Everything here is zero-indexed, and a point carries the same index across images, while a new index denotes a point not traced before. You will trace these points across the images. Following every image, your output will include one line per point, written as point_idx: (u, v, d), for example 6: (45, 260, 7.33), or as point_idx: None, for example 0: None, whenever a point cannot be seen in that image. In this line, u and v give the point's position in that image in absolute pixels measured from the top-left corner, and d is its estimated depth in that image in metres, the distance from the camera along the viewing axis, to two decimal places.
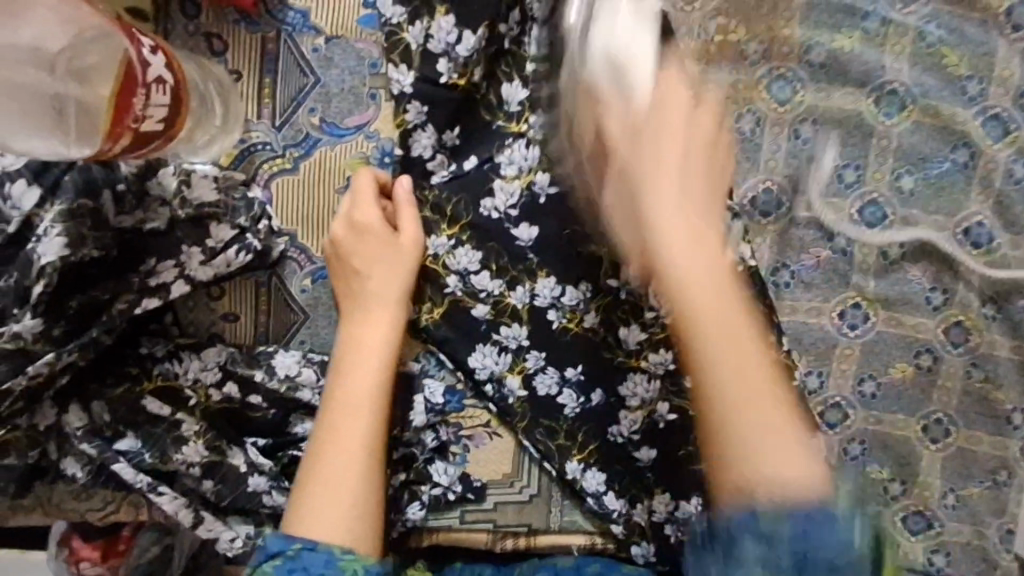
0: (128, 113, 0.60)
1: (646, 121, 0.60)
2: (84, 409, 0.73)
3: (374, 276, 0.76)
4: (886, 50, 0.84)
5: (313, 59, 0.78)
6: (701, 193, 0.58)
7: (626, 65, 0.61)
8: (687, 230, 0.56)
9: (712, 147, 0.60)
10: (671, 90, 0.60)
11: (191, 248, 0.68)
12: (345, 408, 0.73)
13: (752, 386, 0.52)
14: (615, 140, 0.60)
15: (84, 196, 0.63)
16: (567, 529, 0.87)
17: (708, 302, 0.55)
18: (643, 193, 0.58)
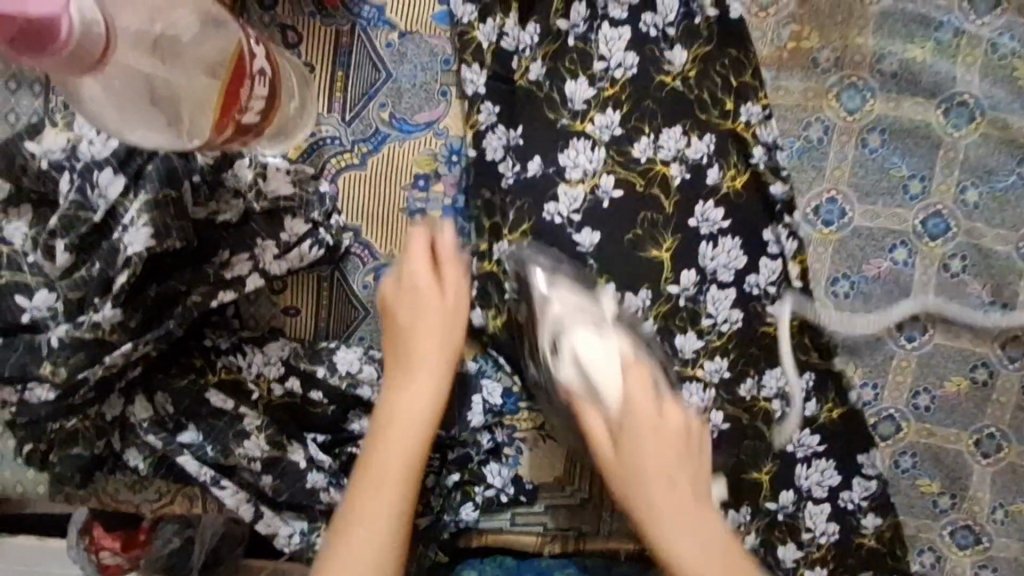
0: (235, 100, 0.62)
1: (631, 432, 0.65)
2: (149, 399, 0.72)
3: (418, 335, 0.70)
4: (958, 61, 0.83)
5: (386, 54, 0.78)
6: (666, 418, 0.65)
7: (598, 388, 0.66)
8: (677, 505, 0.63)
9: (681, 445, 0.65)
10: (639, 388, 0.66)
11: (265, 241, 0.68)
12: (376, 474, 0.66)
13: (721, 555, 0.62)
14: (605, 459, 0.66)
15: (167, 186, 0.62)
16: (616, 533, 0.87)
17: (694, 554, 0.62)
18: (605, 412, 0.67)
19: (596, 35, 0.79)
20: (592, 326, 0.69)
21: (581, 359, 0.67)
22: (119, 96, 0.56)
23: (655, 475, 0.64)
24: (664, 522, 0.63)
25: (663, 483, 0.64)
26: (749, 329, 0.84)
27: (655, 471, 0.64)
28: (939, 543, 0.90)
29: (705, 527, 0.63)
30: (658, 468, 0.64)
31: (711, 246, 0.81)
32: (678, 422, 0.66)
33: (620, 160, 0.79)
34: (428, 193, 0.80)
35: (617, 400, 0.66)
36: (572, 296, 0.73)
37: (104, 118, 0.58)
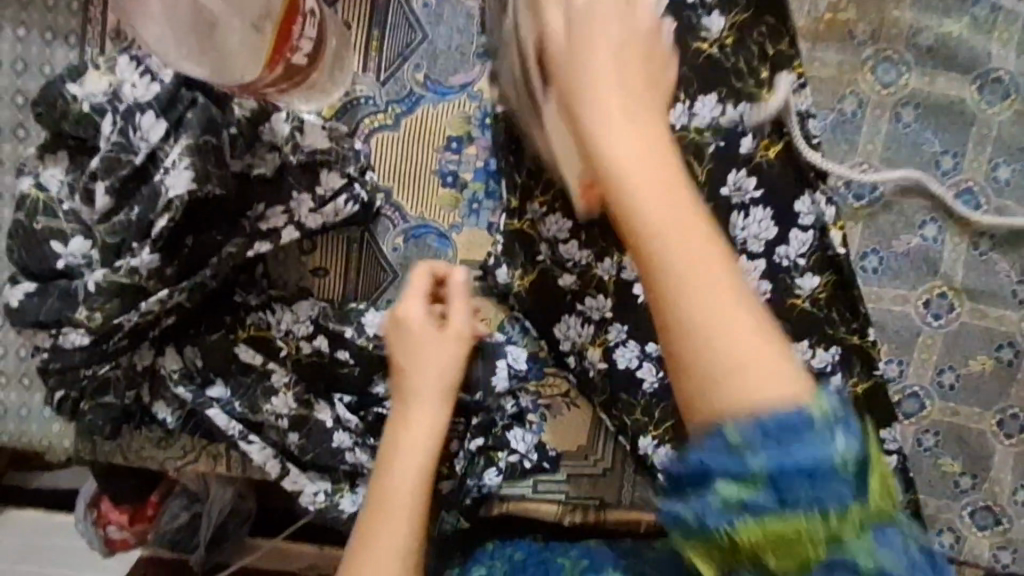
0: (288, 41, 0.64)
1: (580, 33, 0.45)
2: (179, 351, 0.73)
3: (420, 373, 0.69)
4: (994, 37, 0.83)
5: (423, 15, 0.78)
6: (635, 75, 0.45)
7: (565, 42, 0.52)
8: (635, 80, 0.45)
9: (637, 48, 0.45)
10: (609, 9, 0.45)
11: (301, 195, 0.68)
12: (380, 506, 0.64)
13: (702, 250, 0.41)
14: (556, 59, 0.47)
15: (207, 133, 0.61)
16: (637, 504, 0.87)
17: (663, 213, 0.42)
18: (551, 40, 0.47)
19: None
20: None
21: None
22: (177, 23, 0.61)
23: (618, 99, 0.44)
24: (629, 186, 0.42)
25: (634, 137, 0.43)
26: (779, 301, 0.83)
27: (605, 52, 0.44)
28: (959, 524, 0.90)
29: (681, 200, 0.42)
30: (625, 95, 0.44)
31: (743, 216, 0.81)
32: (645, 4, 0.46)
33: None
34: (461, 155, 0.80)
35: (574, 16, 0.46)
36: None
37: (162, 47, 0.61)
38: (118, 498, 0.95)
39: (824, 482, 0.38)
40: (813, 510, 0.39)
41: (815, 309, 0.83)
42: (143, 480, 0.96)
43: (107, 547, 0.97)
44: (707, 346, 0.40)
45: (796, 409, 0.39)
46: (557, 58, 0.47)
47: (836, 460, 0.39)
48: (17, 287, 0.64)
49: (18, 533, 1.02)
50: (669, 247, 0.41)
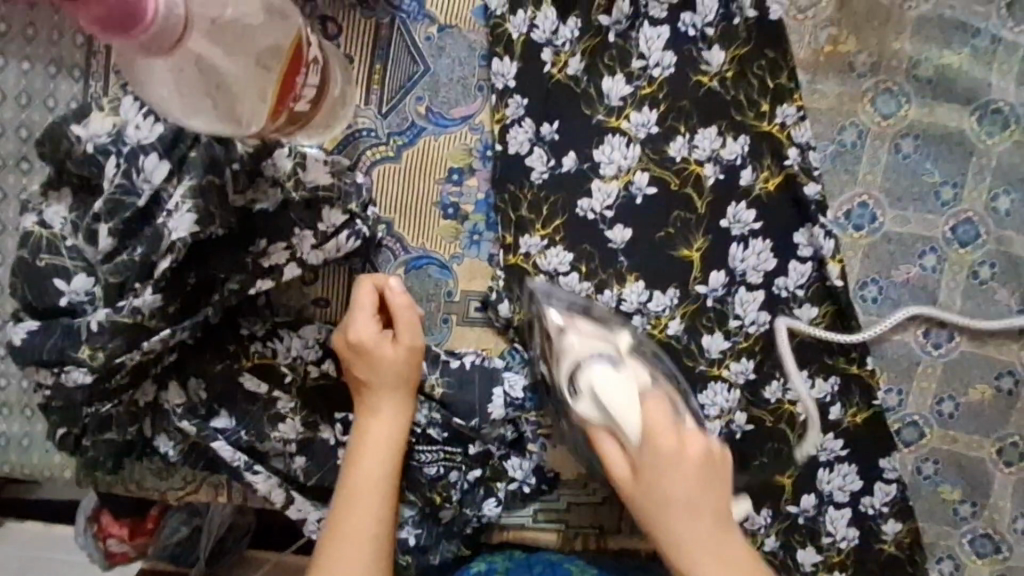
0: (290, 91, 0.61)
1: (650, 459, 0.64)
2: (182, 385, 0.72)
3: (378, 388, 0.74)
4: (994, 68, 0.83)
5: (425, 47, 0.78)
6: (698, 503, 0.63)
7: (614, 414, 0.65)
8: (690, 511, 0.63)
9: (701, 475, 0.64)
10: (660, 417, 0.65)
11: (303, 231, 0.68)
12: (350, 501, 0.72)
13: (731, 563, 0.63)
14: (633, 497, 0.66)
15: (211, 173, 0.62)
16: (636, 534, 0.88)
17: (700, 538, 0.63)
18: (619, 439, 0.67)
19: (636, 34, 0.79)
20: (628, 392, 0.66)
21: (599, 395, 0.66)
22: (183, 84, 0.56)
23: (683, 509, 0.63)
24: (658, 508, 0.64)
25: (689, 526, 0.63)
26: (779, 331, 0.84)
27: (680, 483, 0.63)
28: (959, 551, 0.90)
29: (704, 514, 0.64)
30: (672, 479, 0.63)
31: (742, 247, 0.82)
32: (700, 441, 0.65)
33: (656, 159, 0.81)
34: (462, 186, 0.80)
35: (640, 431, 0.64)
36: (588, 324, 0.75)
37: (167, 106, 0.58)
38: (118, 511, 0.93)
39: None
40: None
41: (814, 339, 0.85)
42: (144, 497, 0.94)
43: (107, 560, 0.96)
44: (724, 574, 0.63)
45: None
46: (642, 465, 0.64)
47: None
48: (20, 325, 0.64)
49: (17, 545, 1.03)
50: (710, 574, 0.63)
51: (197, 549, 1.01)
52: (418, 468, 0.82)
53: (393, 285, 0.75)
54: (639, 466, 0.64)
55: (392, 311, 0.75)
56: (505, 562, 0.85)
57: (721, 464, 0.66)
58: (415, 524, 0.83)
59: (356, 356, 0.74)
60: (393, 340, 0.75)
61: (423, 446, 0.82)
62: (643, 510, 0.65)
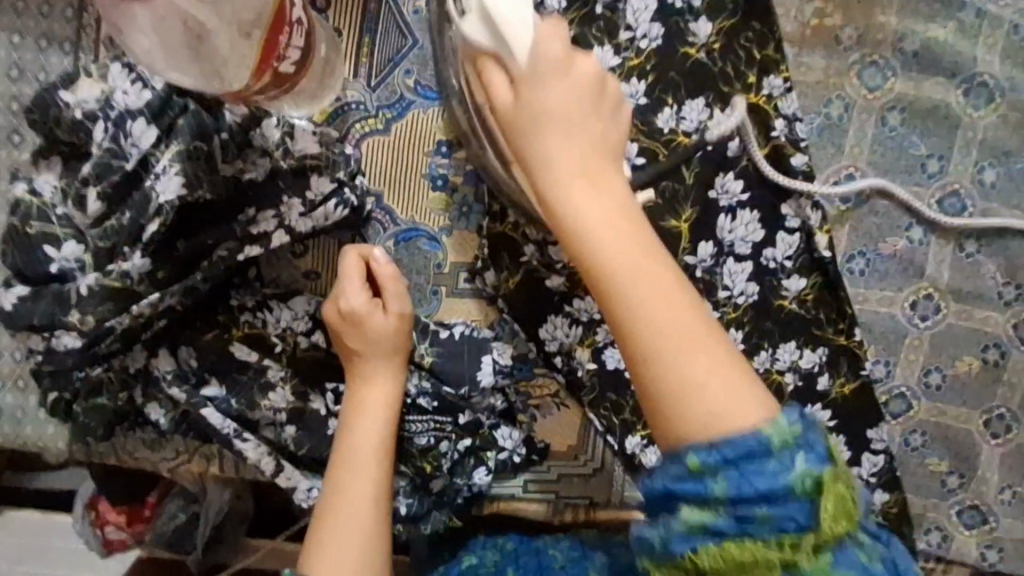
0: (275, 50, 0.63)
1: (533, 88, 0.57)
2: (173, 354, 0.73)
3: (368, 358, 0.75)
4: (979, 42, 0.84)
5: (413, 21, 0.79)
6: (603, 182, 0.56)
7: (506, 40, 0.57)
8: (615, 236, 0.54)
9: (595, 97, 0.57)
10: (561, 134, 0.56)
11: (290, 200, 0.68)
12: (346, 469, 0.73)
13: (648, 280, 0.53)
14: (517, 135, 0.57)
15: (198, 139, 0.63)
16: (626, 504, 0.89)
17: (619, 268, 0.53)
18: (509, 65, 0.57)
19: (624, 7, 0.80)
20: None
21: (488, 9, 0.57)
22: (164, 36, 0.55)
23: (577, 171, 0.55)
24: (591, 240, 0.54)
25: (596, 216, 0.54)
26: (766, 301, 0.85)
27: (560, 139, 0.56)
28: (947, 523, 0.91)
29: (617, 199, 0.56)
30: (571, 147, 0.56)
31: (730, 219, 0.83)
32: (588, 66, 0.57)
33: (644, 130, 0.81)
34: (451, 159, 0.80)
35: (534, 42, 0.57)
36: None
37: (150, 58, 0.57)
38: (114, 500, 0.98)
39: (781, 497, 0.50)
40: (771, 536, 0.50)
41: (803, 310, 0.86)
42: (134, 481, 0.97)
43: (105, 547, 1.00)
44: (660, 315, 0.52)
45: (750, 433, 0.50)
46: (536, 103, 0.56)
47: (793, 476, 0.49)
48: (10, 292, 0.64)
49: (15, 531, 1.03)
50: (642, 291, 0.53)
51: (195, 535, 1.00)
52: (410, 437, 0.84)
53: (380, 257, 0.77)
54: (513, 127, 0.57)
55: (380, 283, 0.77)
56: (494, 555, 0.84)
57: (617, 166, 0.57)
58: (407, 493, 0.85)
59: (347, 326, 0.75)
60: (383, 309, 0.76)
61: (415, 416, 0.85)
62: (528, 126, 0.56)
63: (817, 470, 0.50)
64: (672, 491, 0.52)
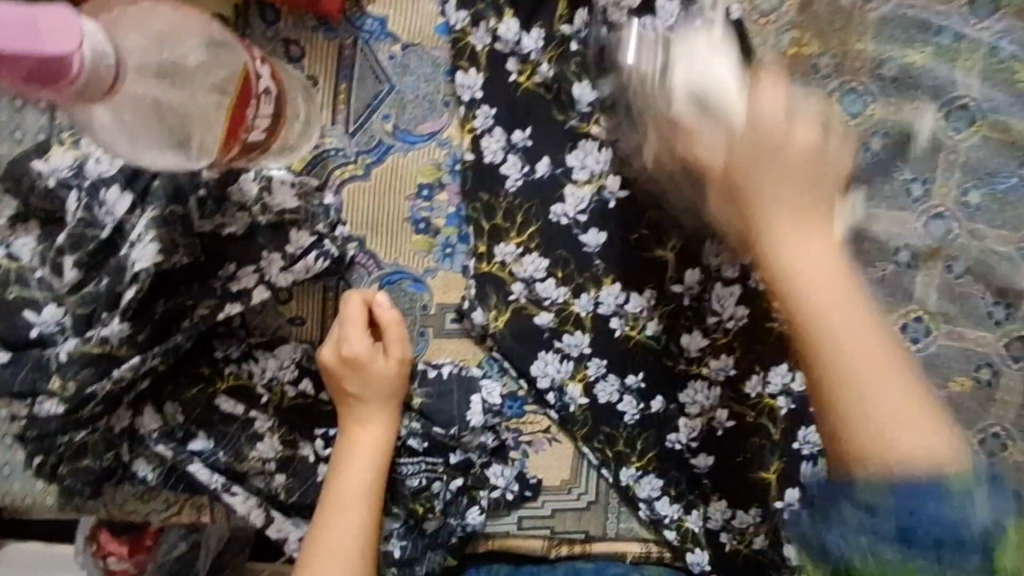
0: (241, 125, 0.62)
1: (756, 144, 0.66)
2: (158, 409, 0.73)
3: (368, 402, 0.75)
4: (958, 64, 0.83)
5: (389, 66, 0.78)
6: (818, 236, 0.65)
7: (712, 93, 0.68)
8: (800, 211, 0.65)
9: (807, 172, 0.66)
10: (779, 125, 0.66)
11: (270, 254, 0.68)
12: (334, 507, 0.73)
13: (836, 294, 0.62)
14: (723, 168, 0.68)
15: (173, 203, 0.64)
16: (623, 536, 0.89)
17: (850, 353, 0.61)
18: (723, 122, 0.68)
19: (599, 42, 0.79)
20: (724, 63, 0.70)
21: (699, 79, 0.69)
22: (129, 126, 0.59)
23: (787, 196, 0.65)
24: (746, 177, 0.67)
25: (825, 286, 0.63)
26: (754, 327, 0.84)
27: (780, 187, 0.65)
28: None
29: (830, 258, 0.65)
30: (788, 189, 0.65)
31: (716, 245, 0.83)
32: (808, 132, 0.67)
33: (627, 163, 0.81)
34: (433, 201, 0.80)
35: (747, 105, 0.67)
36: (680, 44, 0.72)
37: (116, 144, 0.60)
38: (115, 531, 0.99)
39: (963, 552, 0.56)
40: (931, 554, 0.56)
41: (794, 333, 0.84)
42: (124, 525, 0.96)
43: None
44: (876, 421, 0.60)
45: (932, 482, 0.58)
46: (764, 137, 0.66)
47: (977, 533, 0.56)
48: None
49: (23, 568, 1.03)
50: (851, 324, 0.61)
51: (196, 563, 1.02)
52: (402, 480, 0.83)
53: (383, 301, 0.77)
54: (730, 175, 0.67)
55: (383, 326, 0.77)
56: None
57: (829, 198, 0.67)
58: (400, 536, 0.83)
59: (348, 369, 0.75)
60: (385, 353, 0.77)
61: (405, 458, 0.83)
62: (745, 184, 0.66)
63: (1002, 510, 0.57)
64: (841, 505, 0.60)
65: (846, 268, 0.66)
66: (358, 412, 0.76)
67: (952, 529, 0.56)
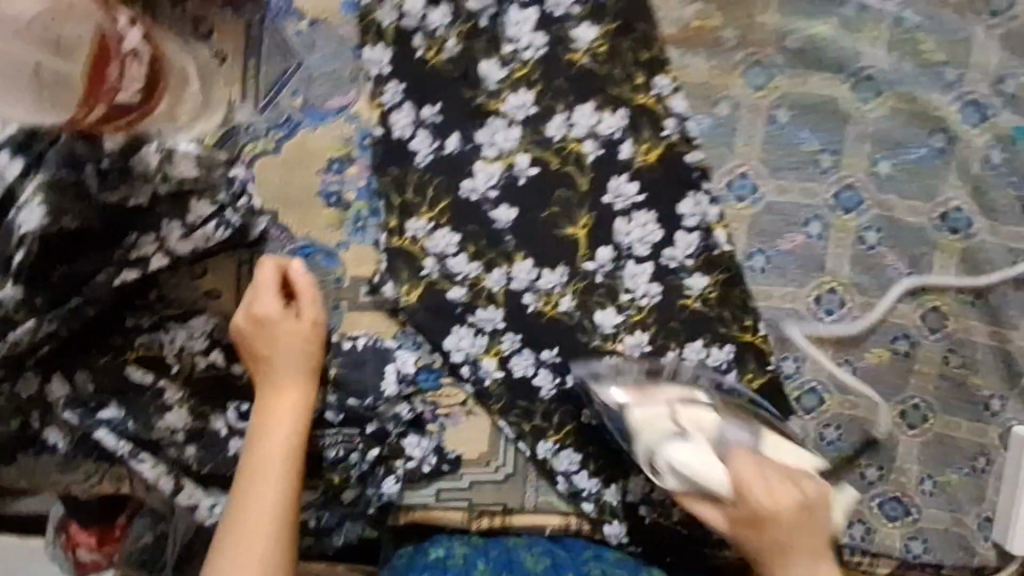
0: (104, 83, 0.69)
1: (751, 508, 0.72)
2: (68, 378, 0.75)
3: (281, 361, 0.76)
4: (862, 37, 0.85)
5: (297, 42, 0.80)
6: (815, 542, 0.72)
7: (699, 481, 0.74)
8: (801, 531, 0.71)
9: (802, 514, 0.72)
10: (749, 475, 0.73)
11: (171, 223, 0.70)
12: (254, 488, 0.73)
13: (820, 565, 0.71)
14: (749, 540, 0.73)
15: (66, 169, 0.67)
16: (542, 508, 0.90)
17: None
18: (717, 503, 0.75)
19: (505, 19, 0.81)
20: (680, 394, 0.80)
21: (675, 466, 0.75)
22: None
23: (796, 532, 0.71)
24: (749, 536, 0.73)
25: (809, 566, 0.71)
26: (669, 302, 0.86)
27: (804, 553, 0.71)
28: (868, 515, 0.92)
29: (822, 562, 0.72)
30: (781, 513, 0.71)
31: (626, 221, 0.84)
32: (808, 487, 0.73)
33: (536, 139, 0.82)
34: (343, 175, 0.81)
35: (728, 482, 0.74)
36: (651, 406, 0.79)
37: None
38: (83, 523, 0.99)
39: None
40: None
41: (706, 309, 0.86)
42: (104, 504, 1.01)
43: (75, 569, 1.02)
44: None
45: None
46: (748, 494, 0.72)
47: None
48: None
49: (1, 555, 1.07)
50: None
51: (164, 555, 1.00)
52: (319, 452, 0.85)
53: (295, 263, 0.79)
54: (758, 517, 0.72)
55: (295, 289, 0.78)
56: (462, 549, 0.85)
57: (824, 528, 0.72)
58: (319, 505, 0.87)
59: (258, 331, 0.76)
60: (297, 315, 0.78)
61: (323, 430, 0.85)
62: (757, 545, 0.73)
63: None
64: None
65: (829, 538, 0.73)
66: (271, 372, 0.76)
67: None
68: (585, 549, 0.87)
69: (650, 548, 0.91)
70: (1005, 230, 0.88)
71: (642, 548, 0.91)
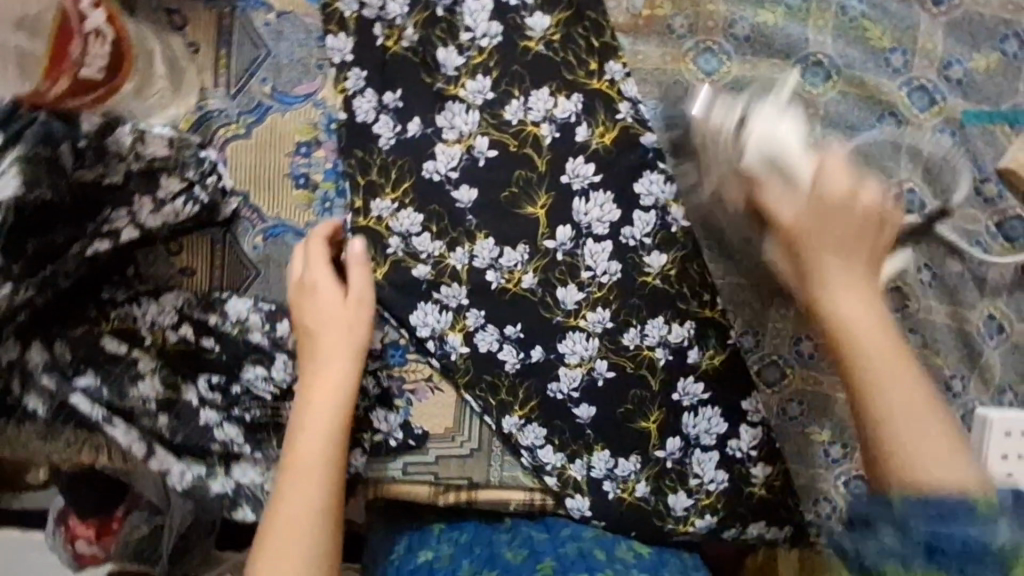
0: (66, 58, 0.73)
1: (827, 213, 0.74)
2: (47, 346, 0.79)
3: (324, 335, 0.79)
4: (809, 24, 0.88)
5: (265, 33, 0.85)
6: (859, 273, 0.73)
7: (783, 158, 0.78)
8: (845, 249, 0.73)
9: (863, 236, 0.74)
10: (834, 163, 0.76)
11: (141, 198, 0.76)
12: (304, 472, 0.75)
13: (882, 354, 0.69)
14: (795, 227, 0.75)
15: (41, 145, 0.71)
16: (507, 483, 0.92)
17: (883, 346, 0.69)
18: (790, 181, 0.77)
19: (463, 9, 0.85)
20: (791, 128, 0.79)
21: (761, 132, 0.79)
22: None
23: (837, 262, 0.73)
24: (805, 237, 0.75)
25: (846, 285, 0.72)
26: (628, 279, 0.90)
27: (840, 257, 0.73)
28: (835, 495, 0.95)
29: (878, 317, 0.71)
30: (852, 208, 0.73)
31: (584, 201, 0.87)
32: (878, 192, 0.75)
33: (494, 123, 0.86)
34: (311, 158, 0.86)
35: (810, 166, 0.77)
36: (733, 97, 0.85)
37: None
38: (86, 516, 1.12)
39: (980, 561, 0.57)
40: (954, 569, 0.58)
41: (666, 285, 0.90)
42: (107, 496, 1.12)
43: (78, 560, 1.16)
44: (896, 409, 0.67)
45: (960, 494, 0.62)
46: (830, 197, 0.74)
47: (995, 546, 0.57)
48: None
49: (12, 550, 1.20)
50: (872, 346, 0.69)
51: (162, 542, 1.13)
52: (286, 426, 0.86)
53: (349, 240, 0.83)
54: (825, 201, 0.74)
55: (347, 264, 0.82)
56: (449, 549, 0.91)
57: (900, 338, 0.71)
58: None
59: (309, 301, 0.80)
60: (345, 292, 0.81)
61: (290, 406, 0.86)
62: (808, 252, 0.74)
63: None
64: (899, 517, 0.62)
65: (905, 347, 0.70)
66: (315, 348, 0.80)
67: (965, 539, 0.58)
68: (564, 527, 0.92)
69: (613, 524, 0.93)
70: (957, 211, 0.90)
71: (605, 522, 0.93)
